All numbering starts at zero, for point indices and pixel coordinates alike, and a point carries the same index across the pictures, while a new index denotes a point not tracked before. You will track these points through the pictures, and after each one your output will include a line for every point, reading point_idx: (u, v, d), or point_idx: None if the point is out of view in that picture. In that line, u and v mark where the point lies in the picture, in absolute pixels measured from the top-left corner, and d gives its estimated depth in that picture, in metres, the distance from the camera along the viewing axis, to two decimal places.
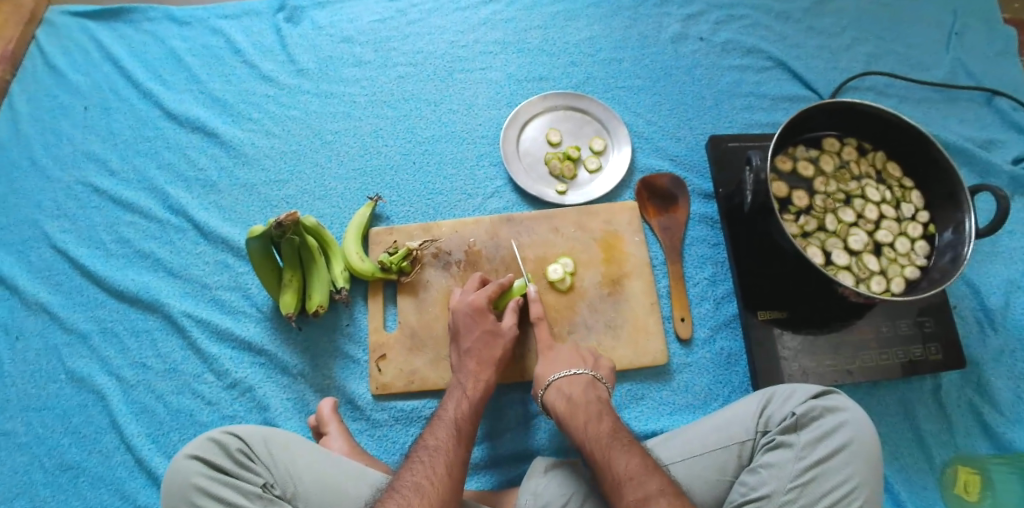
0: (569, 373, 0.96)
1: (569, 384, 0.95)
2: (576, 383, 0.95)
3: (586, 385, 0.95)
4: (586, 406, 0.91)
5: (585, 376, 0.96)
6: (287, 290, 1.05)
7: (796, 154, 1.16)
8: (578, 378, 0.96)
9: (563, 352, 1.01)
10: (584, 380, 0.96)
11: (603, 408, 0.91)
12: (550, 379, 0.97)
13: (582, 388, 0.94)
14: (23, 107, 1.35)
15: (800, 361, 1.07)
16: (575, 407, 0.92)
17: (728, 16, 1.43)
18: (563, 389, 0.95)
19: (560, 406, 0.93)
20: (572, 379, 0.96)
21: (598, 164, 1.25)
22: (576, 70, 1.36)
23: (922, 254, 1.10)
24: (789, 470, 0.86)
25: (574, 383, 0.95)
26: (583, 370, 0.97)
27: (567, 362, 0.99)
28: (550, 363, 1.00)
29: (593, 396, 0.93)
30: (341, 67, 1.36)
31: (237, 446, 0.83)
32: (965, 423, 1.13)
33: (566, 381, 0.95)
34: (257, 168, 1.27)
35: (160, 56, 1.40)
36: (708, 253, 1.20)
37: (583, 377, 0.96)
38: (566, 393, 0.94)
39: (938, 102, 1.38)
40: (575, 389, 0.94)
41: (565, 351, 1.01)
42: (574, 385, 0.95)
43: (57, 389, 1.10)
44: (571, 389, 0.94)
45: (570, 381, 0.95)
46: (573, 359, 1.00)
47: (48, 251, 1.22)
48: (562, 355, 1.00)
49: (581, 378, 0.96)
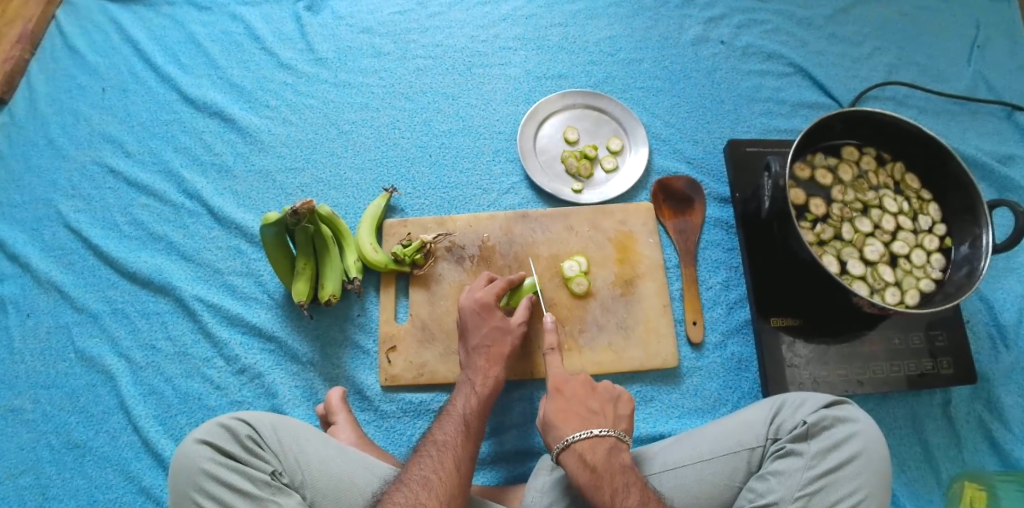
0: (591, 434, 0.86)
1: (591, 450, 0.84)
2: (598, 448, 0.85)
3: (609, 450, 0.85)
4: (612, 477, 0.81)
5: (608, 439, 0.86)
6: (300, 278, 1.05)
7: (815, 161, 1.15)
8: (601, 439, 0.86)
9: (583, 403, 0.91)
10: (607, 443, 0.86)
11: (630, 478, 0.82)
12: (569, 440, 0.86)
13: (605, 453, 0.84)
14: (41, 87, 1.35)
15: (811, 369, 1.07)
16: (598, 478, 0.81)
17: (750, 20, 1.42)
18: (584, 454, 0.84)
19: (581, 476, 0.82)
20: (594, 442, 0.85)
21: (614, 163, 1.24)
22: (595, 68, 1.36)
23: (938, 268, 1.09)
24: (797, 478, 0.85)
25: (596, 447, 0.85)
26: (605, 430, 0.87)
27: (586, 416, 0.89)
28: (566, 417, 0.89)
29: (618, 464, 0.84)
30: (360, 57, 1.36)
31: (246, 432, 0.82)
32: (972, 438, 1.12)
33: (587, 444, 0.85)
34: (273, 155, 1.27)
35: (180, 40, 1.40)
36: (722, 257, 1.19)
37: (606, 440, 0.86)
38: (588, 460, 0.83)
39: (958, 114, 1.37)
40: (598, 455, 0.84)
41: (581, 396, 0.92)
42: (597, 450, 0.84)
43: (66, 368, 1.10)
44: (592, 455, 0.84)
45: (593, 444, 0.85)
46: (591, 412, 0.90)
47: (62, 230, 1.22)
48: (580, 410, 0.90)
49: (604, 441, 0.86)
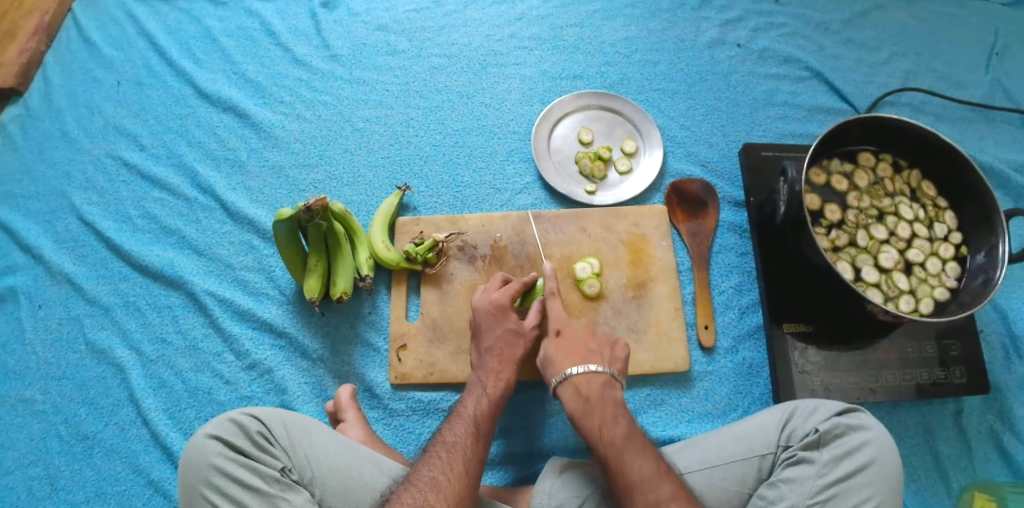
0: (587, 370, 0.92)
1: (586, 383, 0.90)
2: (593, 382, 0.91)
3: (603, 386, 0.91)
4: (603, 409, 0.88)
5: (603, 375, 0.92)
6: (312, 275, 1.04)
7: (831, 167, 1.15)
8: (597, 375, 0.91)
9: (582, 342, 0.96)
10: (602, 379, 0.91)
11: (620, 410, 0.88)
12: (567, 373, 0.92)
13: (599, 387, 0.90)
14: (56, 79, 1.35)
15: (823, 376, 1.06)
16: (590, 408, 0.88)
17: (767, 23, 1.41)
18: (579, 387, 0.90)
19: (574, 405, 0.89)
20: (590, 376, 0.91)
21: (628, 165, 1.24)
22: (610, 70, 1.35)
23: (953, 276, 1.08)
24: (808, 486, 0.84)
25: (591, 381, 0.91)
26: (601, 367, 0.92)
27: (584, 353, 0.95)
28: (564, 354, 0.95)
29: (610, 398, 0.90)
30: (375, 55, 1.36)
31: (256, 428, 0.82)
32: (984, 448, 1.11)
33: (583, 378, 0.91)
34: (287, 151, 1.27)
35: (196, 35, 1.40)
36: (735, 262, 1.18)
37: (601, 376, 0.91)
38: (582, 392, 0.90)
39: (975, 122, 1.36)
40: (592, 388, 0.90)
41: (580, 337, 0.97)
42: (591, 384, 0.90)
43: (77, 360, 1.11)
44: (587, 388, 0.90)
45: (589, 378, 0.91)
46: (589, 351, 0.95)
47: (75, 222, 1.22)
48: (579, 346, 0.96)
49: (599, 376, 0.91)
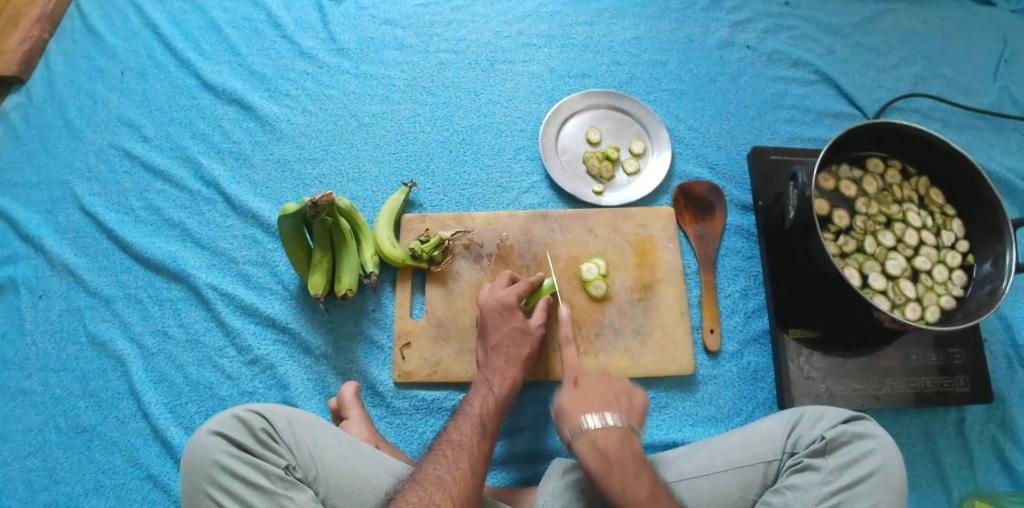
0: (604, 423, 0.85)
1: (604, 438, 0.84)
2: (611, 436, 0.84)
3: (622, 438, 0.84)
4: (623, 467, 0.81)
5: (621, 427, 0.85)
6: (316, 271, 1.03)
7: (840, 172, 1.14)
8: (615, 428, 0.85)
9: (600, 393, 0.90)
10: (621, 431, 0.85)
11: (640, 466, 0.82)
12: (582, 425, 0.85)
13: (618, 441, 0.84)
14: (60, 67, 1.34)
15: (828, 382, 1.05)
16: (610, 467, 0.81)
17: (777, 25, 1.41)
18: (596, 442, 0.84)
19: (592, 462, 0.82)
20: (607, 430, 0.84)
21: (636, 166, 1.23)
22: (619, 69, 1.34)
23: (960, 285, 1.08)
24: (814, 493, 0.84)
25: (610, 436, 0.84)
26: (618, 418, 0.86)
27: (601, 404, 0.88)
28: (571, 352, 0.97)
29: (630, 452, 0.84)
30: (382, 49, 1.34)
31: (260, 425, 0.81)
32: (985, 457, 1.11)
33: (601, 432, 0.84)
34: (292, 145, 1.26)
35: (201, 26, 1.38)
36: (742, 265, 1.18)
37: (619, 428, 0.85)
38: (600, 448, 0.83)
39: (984, 129, 1.35)
40: (611, 443, 0.84)
41: (597, 388, 0.90)
42: (610, 438, 0.84)
43: (77, 352, 1.10)
44: (606, 443, 0.84)
45: (606, 432, 0.84)
46: (606, 401, 0.89)
47: (77, 213, 1.21)
48: (596, 395, 0.89)
49: (617, 429, 0.85)
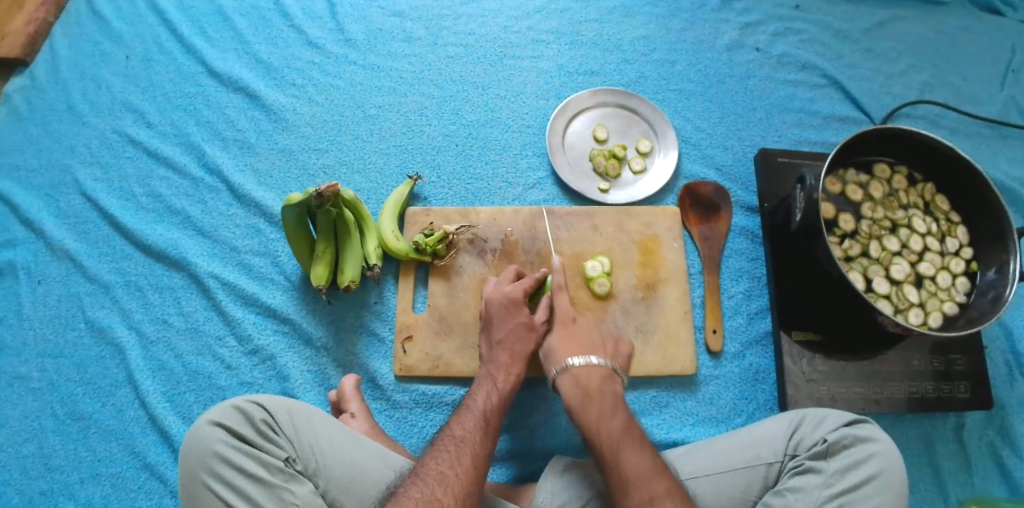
0: (588, 361, 0.92)
1: (586, 374, 0.90)
2: (593, 373, 0.91)
3: (603, 378, 0.90)
4: (601, 401, 0.87)
5: (604, 368, 0.92)
6: (319, 262, 1.03)
7: (847, 176, 1.14)
8: (598, 367, 0.91)
9: (587, 335, 0.97)
10: (602, 371, 0.91)
11: (618, 404, 0.87)
12: (566, 363, 0.92)
13: (599, 379, 0.90)
14: (64, 51, 1.33)
15: (829, 385, 1.05)
16: (589, 400, 0.88)
17: (787, 28, 1.41)
18: (579, 377, 0.90)
19: (572, 396, 0.89)
20: (590, 367, 0.91)
21: (643, 165, 1.23)
22: (628, 67, 1.34)
23: (963, 291, 1.08)
24: (815, 495, 0.83)
25: (591, 373, 0.91)
26: (601, 360, 0.93)
27: (588, 345, 0.95)
28: (568, 345, 0.95)
29: (609, 391, 0.89)
30: (390, 41, 1.34)
31: (261, 416, 0.81)
32: (984, 464, 1.10)
33: (583, 370, 0.91)
34: (298, 135, 1.25)
35: (208, 13, 1.37)
36: (746, 267, 1.18)
37: (602, 368, 0.92)
38: (582, 383, 0.90)
39: (989, 138, 1.35)
40: (592, 380, 0.90)
41: (585, 328, 0.98)
42: (591, 375, 0.90)
43: (75, 338, 1.09)
44: (587, 379, 0.90)
45: (588, 369, 0.91)
46: (593, 344, 0.96)
47: (78, 198, 1.20)
48: (585, 337, 0.96)
49: (599, 368, 0.91)
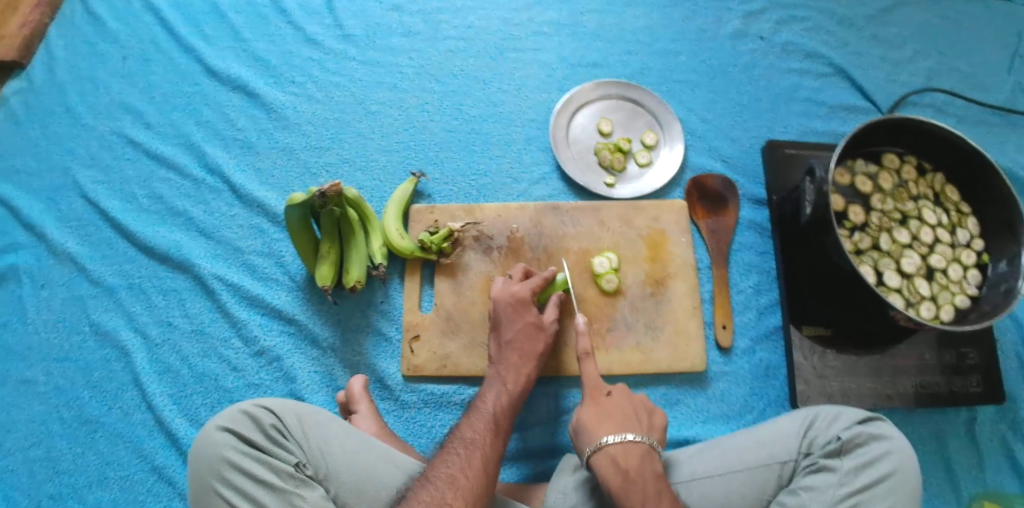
0: (624, 439, 0.83)
1: (625, 456, 0.82)
2: (633, 454, 0.82)
3: (643, 458, 0.82)
4: (644, 486, 0.78)
5: (642, 445, 0.83)
6: (324, 262, 1.02)
7: (856, 168, 1.12)
8: (635, 446, 0.83)
9: (619, 408, 0.89)
10: (641, 449, 0.83)
11: (662, 488, 0.79)
12: (602, 442, 0.84)
13: (639, 461, 0.82)
14: (60, 51, 1.31)
15: (841, 380, 1.04)
16: (631, 484, 0.79)
17: (791, 16, 1.38)
18: (617, 460, 0.81)
19: (612, 481, 0.80)
20: (628, 448, 0.82)
21: (648, 158, 1.21)
22: (631, 59, 1.32)
23: (974, 283, 1.06)
24: (829, 495, 0.83)
25: (630, 455, 0.82)
26: (639, 436, 0.84)
27: (622, 420, 0.87)
28: (601, 423, 0.86)
29: (650, 472, 0.81)
30: (390, 36, 1.32)
31: (270, 421, 0.80)
32: (995, 457, 1.10)
33: (621, 449, 0.82)
34: (298, 133, 1.23)
35: (204, 10, 1.35)
36: (755, 260, 1.16)
37: (641, 445, 0.83)
38: (621, 465, 0.81)
39: (998, 126, 1.33)
40: (632, 463, 0.81)
41: (620, 404, 0.89)
42: (630, 456, 0.82)
43: (80, 342, 1.08)
44: (627, 463, 0.81)
45: (627, 450, 0.82)
46: (626, 418, 0.87)
47: (78, 201, 1.19)
48: (616, 410, 0.88)
49: (638, 446, 0.83)
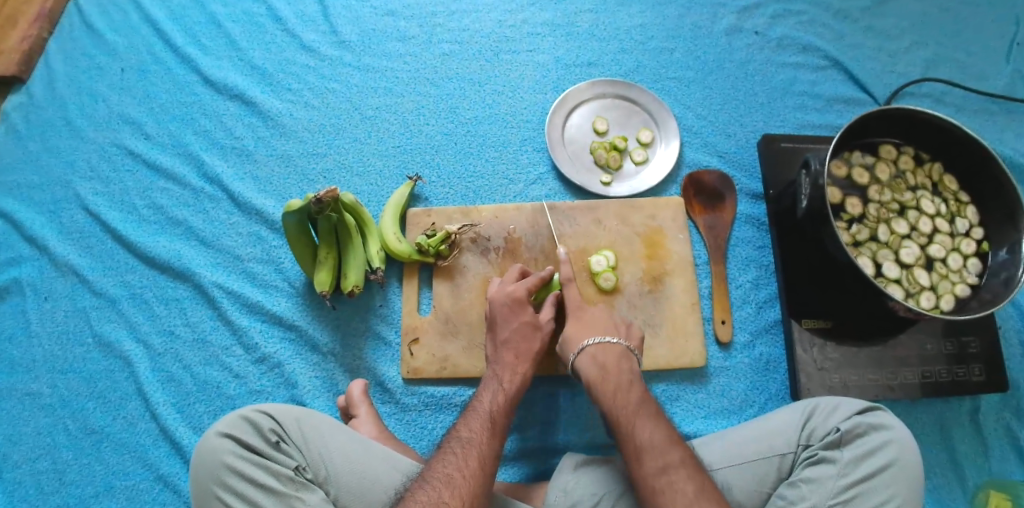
0: (603, 341, 0.92)
1: (602, 352, 0.91)
2: (610, 352, 0.91)
3: (620, 357, 0.90)
4: (618, 377, 0.87)
5: (619, 347, 0.92)
6: (322, 268, 1.02)
7: (853, 159, 1.12)
8: (613, 346, 0.92)
9: (598, 319, 0.96)
10: (619, 350, 0.91)
11: (634, 379, 0.88)
12: (583, 345, 0.92)
13: (616, 358, 0.90)
14: (59, 66, 1.33)
15: (841, 373, 1.04)
16: (606, 375, 0.88)
17: (785, 10, 1.38)
18: (596, 357, 0.90)
19: (592, 373, 0.89)
20: (606, 346, 0.91)
21: (644, 156, 1.21)
22: (625, 57, 1.32)
23: (974, 272, 1.06)
24: (829, 487, 0.82)
25: (608, 351, 0.91)
26: (618, 339, 0.93)
27: (602, 326, 0.95)
28: (580, 327, 0.95)
29: (626, 367, 0.89)
30: (385, 41, 1.32)
31: (269, 426, 0.81)
32: (1000, 446, 1.09)
33: (600, 349, 0.91)
34: (295, 140, 1.24)
35: (201, 21, 1.36)
36: (753, 255, 1.16)
37: (618, 347, 0.92)
38: (599, 360, 0.90)
39: (997, 114, 1.32)
40: (609, 358, 0.90)
41: (598, 317, 0.96)
42: (608, 354, 0.91)
43: (83, 353, 1.09)
44: (604, 358, 0.90)
45: (605, 348, 0.91)
46: (606, 325, 0.95)
47: (80, 213, 1.20)
48: (598, 320, 0.96)
49: (615, 347, 0.91)
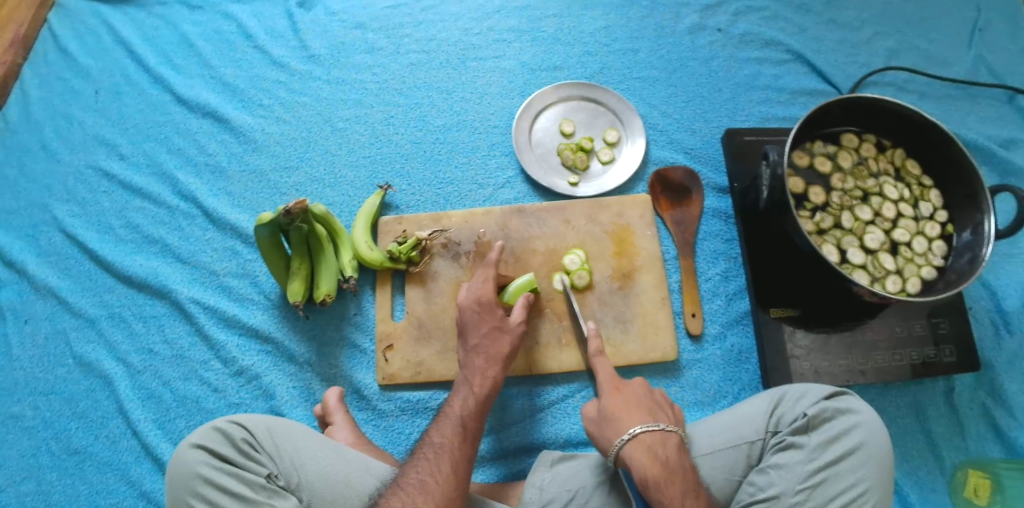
0: (660, 430, 0.82)
1: (661, 444, 0.81)
2: (669, 444, 0.81)
3: (679, 449, 0.82)
4: (685, 478, 0.78)
5: (675, 436, 0.83)
6: (295, 278, 1.04)
7: (814, 149, 1.14)
8: (669, 436, 0.82)
9: (639, 400, 0.87)
10: (676, 441, 0.82)
11: (696, 478, 0.80)
12: (633, 431, 0.82)
13: (675, 451, 0.81)
14: (34, 91, 1.34)
15: (812, 359, 1.05)
16: (671, 475, 0.78)
17: (747, 7, 1.40)
18: (653, 447, 0.80)
19: (652, 469, 0.78)
20: (663, 437, 0.82)
21: (611, 155, 1.23)
22: (591, 59, 1.34)
23: (940, 255, 1.07)
24: (797, 471, 0.84)
25: (667, 444, 0.81)
26: (671, 426, 0.84)
27: (648, 412, 0.86)
28: (625, 411, 0.85)
29: (686, 463, 0.81)
30: (354, 53, 1.34)
31: (240, 436, 0.82)
32: (976, 425, 1.11)
33: (656, 439, 0.81)
34: (269, 155, 1.25)
35: (172, 40, 1.38)
36: (721, 248, 1.18)
37: (674, 437, 0.83)
38: (659, 454, 0.80)
39: (959, 99, 1.34)
40: (669, 452, 0.81)
41: (640, 399, 0.88)
42: (667, 447, 0.81)
43: (64, 374, 1.10)
44: (664, 450, 0.80)
45: (663, 439, 0.81)
46: (651, 408, 0.87)
47: (57, 235, 1.21)
48: (642, 403, 0.87)
49: (671, 437, 0.82)
